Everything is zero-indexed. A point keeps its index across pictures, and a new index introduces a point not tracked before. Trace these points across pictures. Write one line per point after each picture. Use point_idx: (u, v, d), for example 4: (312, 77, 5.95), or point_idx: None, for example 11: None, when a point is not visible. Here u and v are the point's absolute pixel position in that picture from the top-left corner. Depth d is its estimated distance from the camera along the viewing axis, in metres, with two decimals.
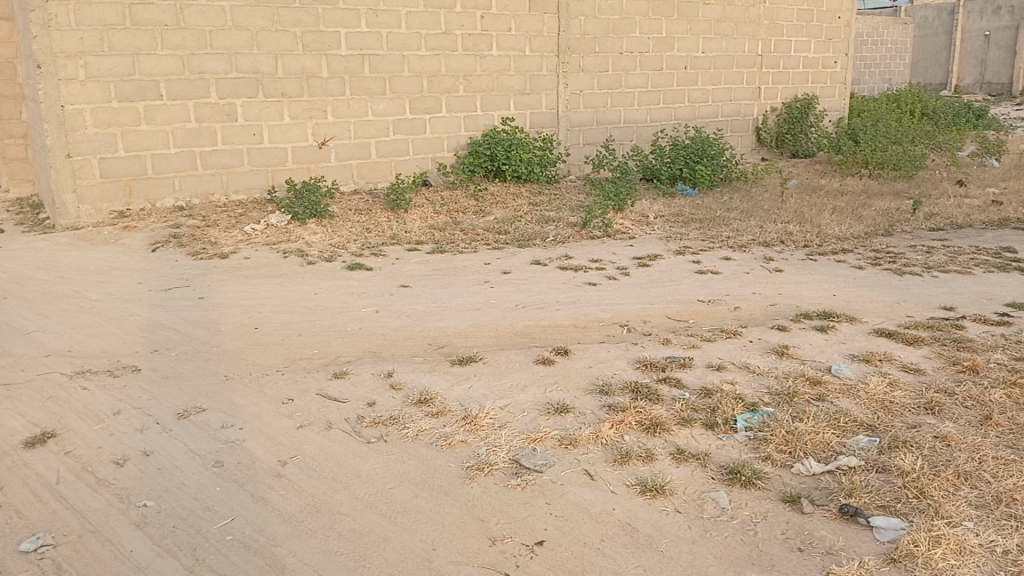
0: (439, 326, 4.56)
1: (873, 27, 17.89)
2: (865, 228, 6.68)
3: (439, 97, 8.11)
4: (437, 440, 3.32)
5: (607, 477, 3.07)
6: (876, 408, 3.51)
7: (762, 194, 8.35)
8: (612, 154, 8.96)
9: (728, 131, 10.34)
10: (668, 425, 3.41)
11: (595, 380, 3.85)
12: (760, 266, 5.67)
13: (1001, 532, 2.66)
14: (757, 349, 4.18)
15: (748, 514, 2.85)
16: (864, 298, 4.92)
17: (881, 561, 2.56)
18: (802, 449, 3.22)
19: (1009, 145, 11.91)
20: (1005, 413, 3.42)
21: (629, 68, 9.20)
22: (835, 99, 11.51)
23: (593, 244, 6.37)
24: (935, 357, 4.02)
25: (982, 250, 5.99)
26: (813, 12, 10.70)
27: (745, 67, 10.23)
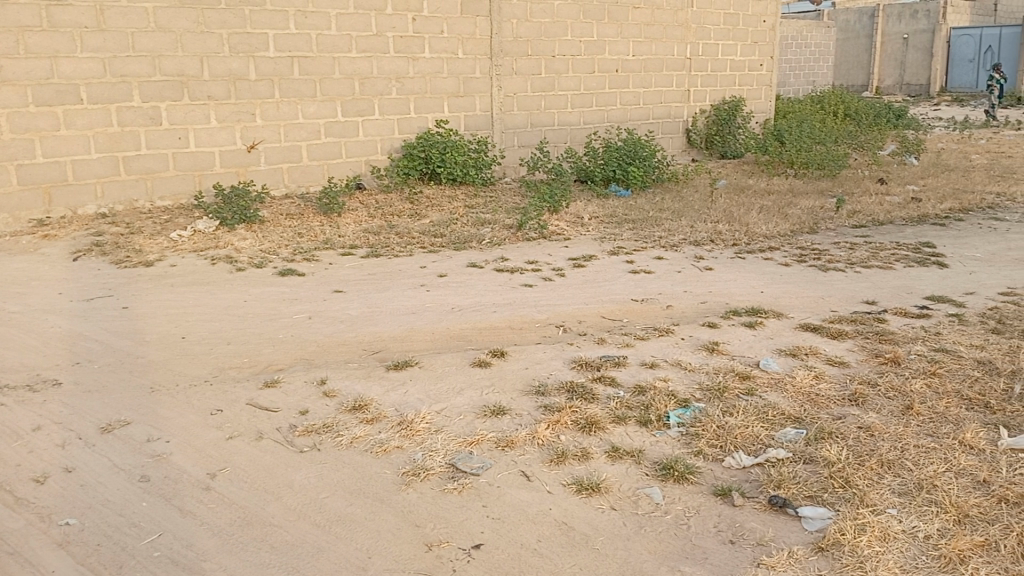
0: (373, 331, 4.51)
1: (798, 31, 18.43)
2: (791, 226, 6.87)
3: (371, 99, 8.02)
4: (372, 447, 3.28)
5: (543, 477, 3.07)
6: (803, 401, 3.61)
7: (693, 194, 8.52)
8: (547, 157, 9.00)
9: (659, 133, 10.51)
10: (603, 423, 3.44)
11: (531, 381, 3.85)
12: (691, 265, 5.77)
13: (923, 517, 2.75)
14: (689, 346, 4.24)
15: (681, 508, 2.88)
16: (791, 294, 5.05)
17: (809, 551, 2.62)
18: (732, 443, 3.28)
19: (927, 145, 12.42)
20: (925, 402, 3.55)
21: (562, 70, 9.27)
22: (762, 101, 11.81)
23: (529, 246, 6.39)
24: (858, 350, 4.15)
25: (902, 246, 6.22)
26: (739, 16, 10.96)
27: (675, 70, 10.41)
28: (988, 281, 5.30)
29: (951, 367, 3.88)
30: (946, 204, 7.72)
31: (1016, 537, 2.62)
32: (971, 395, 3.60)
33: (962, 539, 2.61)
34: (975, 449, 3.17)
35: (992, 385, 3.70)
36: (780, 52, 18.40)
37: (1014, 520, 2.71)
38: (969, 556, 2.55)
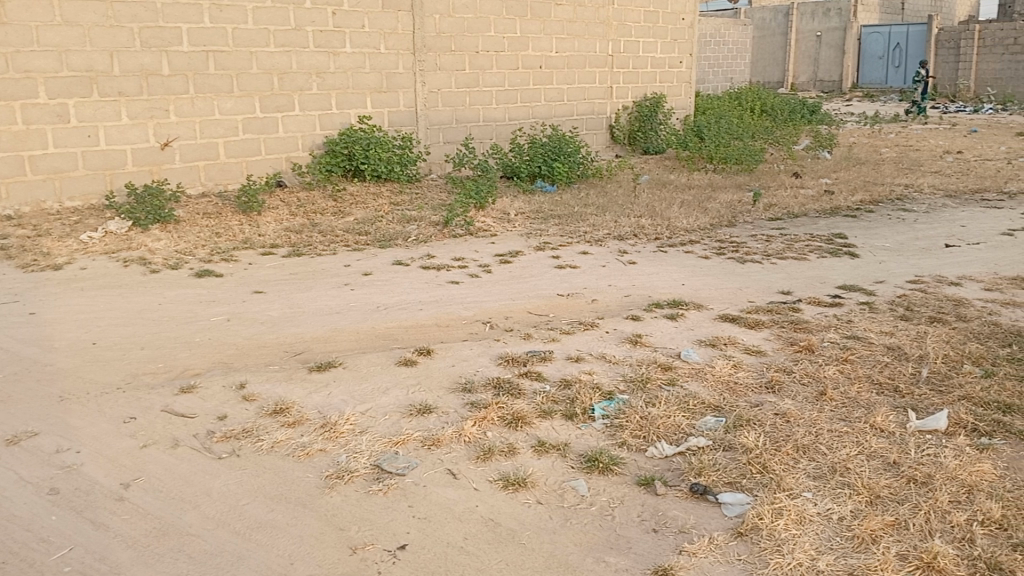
0: (295, 332, 4.41)
1: (716, 29, 18.90)
2: (711, 220, 7.03)
3: (291, 94, 7.84)
4: (294, 451, 3.21)
5: (469, 474, 3.06)
6: (722, 390, 3.70)
7: (616, 189, 8.63)
8: (473, 153, 9.02)
9: (584, 130, 10.61)
10: (529, 418, 3.45)
11: (457, 379, 3.83)
12: (615, 259, 5.84)
13: (837, 500, 2.85)
14: (613, 339, 4.29)
15: (606, 500, 2.91)
16: (711, 286, 5.17)
17: (729, 536, 2.68)
18: (655, 433, 3.33)
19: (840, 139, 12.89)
20: (837, 387, 3.68)
21: (486, 67, 9.25)
22: (683, 98, 12.04)
23: (454, 243, 6.36)
24: (774, 339, 4.28)
25: (816, 237, 6.44)
26: (659, 14, 11.15)
27: (598, 67, 10.52)
28: (896, 269, 5.53)
29: (862, 354, 4.03)
30: (857, 196, 8.03)
31: (923, 515, 2.74)
32: (881, 380, 3.74)
33: (874, 519, 2.71)
34: (885, 432, 3.30)
35: (901, 369, 3.86)
36: (700, 50, 18.82)
37: (921, 499, 2.83)
38: (880, 536, 2.65)
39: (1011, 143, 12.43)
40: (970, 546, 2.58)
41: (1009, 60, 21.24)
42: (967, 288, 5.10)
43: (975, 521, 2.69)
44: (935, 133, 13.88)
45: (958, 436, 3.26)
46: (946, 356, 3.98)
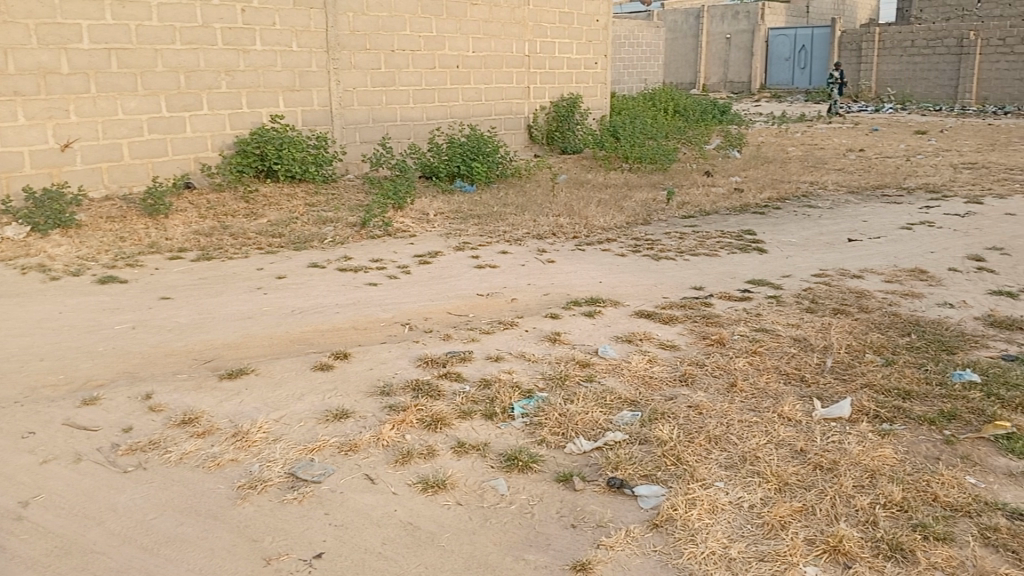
0: (205, 339, 4.28)
1: (630, 31, 19.25)
2: (627, 218, 7.16)
3: (199, 93, 7.61)
4: (204, 462, 3.11)
5: (387, 479, 3.03)
6: (638, 384, 3.77)
7: (535, 189, 8.70)
8: (390, 153, 8.97)
9: (502, 129, 10.64)
10: (448, 419, 3.43)
11: (375, 382, 3.79)
12: (534, 258, 5.88)
13: (747, 488, 2.94)
14: (532, 338, 4.32)
15: (526, 497, 2.93)
16: (627, 283, 5.27)
17: (645, 528, 2.74)
18: (573, 430, 3.38)
19: (749, 138, 13.34)
20: (747, 378, 3.81)
21: (402, 66, 9.18)
22: (599, 98, 12.20)
23: (372, 244, 6.29)
24: (688, 333, 4.39)
25: (727, 233, 6.64)
26: (574, 16, 11.28)
27: (515, 67, 10.58)
28: (803, 263, 5.75)
29: (771, 346, 4.18)
30: (765, 194, 8.31)
31: (829, 500, 2.85)
32: (789, 371, 3.89)
33: (783, 506, 2.81)
34: (793, 420, 3.42)
35: (807, 359, 4.02)
36: (614, 51, 19.14)
37: (827, 484, 2.95)
38: (789, 521, 2.74)
39: (909, 141, 13.07)
40: (873, 528, 2.70)
41: (906, 61, 22.34)
42: (869, 280, 5.34)
43: (877, 504, 2.82)
44: (838, 132, 14.50)
45: (861, 423, 3.40)
46: (850, 346, 4.15)
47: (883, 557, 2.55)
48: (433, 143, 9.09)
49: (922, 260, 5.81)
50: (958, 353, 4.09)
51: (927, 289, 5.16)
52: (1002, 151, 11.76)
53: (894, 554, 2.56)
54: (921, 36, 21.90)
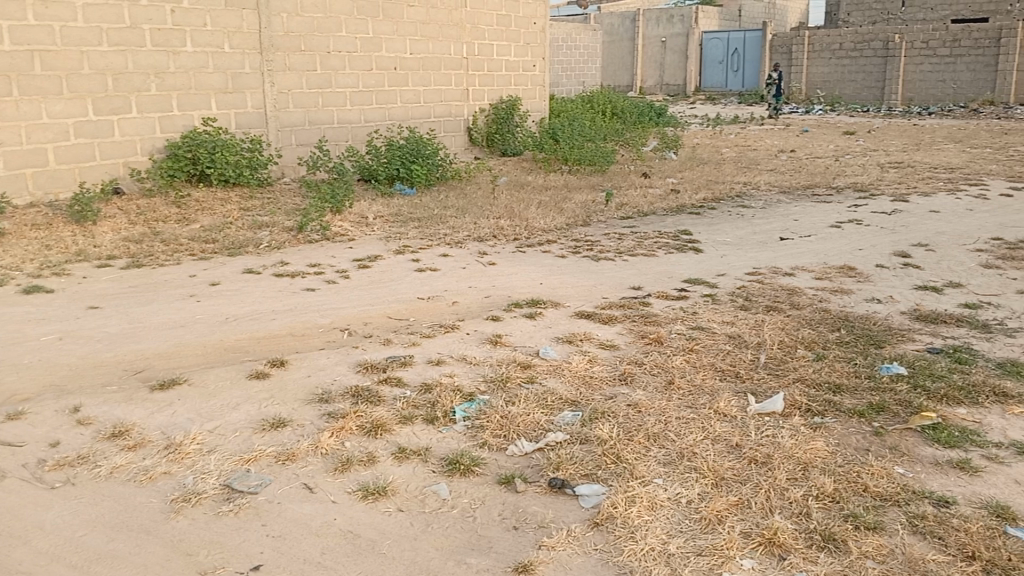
0: (136, 349, 4.16)
1: (567, 33, 19.41)
2: (567, 220, 7.22)
3: (127, 96, 7.39)
4: (136, 475, 3.02)
5: (326, 487, 2.99)
6: (578, 384, 3.80)
7: (475, 191, 8.70)
8: (327, 155, 8.76)
9: (441, 132, 10.60)
10: (389, 425, 3.41)
11: (314, 390, 3.74)
12: (474, 261, 5.88)
13: (685, 484, 3.00)
14: (473, 341, 4.32)
15: (467, 501, 2.93)
16: (567, 284, 5.31)
17: (586, 528, 2.76)
18: (515, 432, 3.38)
19: (685, 140, 13.59)
20: (684, 376, 3.87)
21: (338, 68, 9.07)
22: (538, 100, 12.23)
23: (310, 248, 6.20)
24: (627, 333, 4.44)
25: (664, 234, 6.75)
26: (511, 18, 11.31)
27: (453, 69, 10.56)
28: (737, 262, 5.88)
29: (707, 344, 4.26)
30: (700, 194, 8.48)
31: (763, 494, 2.92)
32: (724, 367, 3.97)
33: (719, 501, 2.87)
34: (728, 416, 3.50)
35: (742, 356, 4.11)
36: (552, 54, 19.27)
37: (762, 478, 3.02)
38: (726, 515, 2.80)
39: (838, 142, 13.50)
40: (806, 519, 2.78)
41: (835, 63, 23.05)
42: (801, 278, 5.49)
43: (809, 496, 2.90)
44: (771, 134, 14.88)
45: (793, 417, 3.49)
46: (782, 342, 4.26)
47: (817, 548, 2.63)
48: (371, 145, 9.01)
49: (851, 257, 6.00)
50: (886, 347, 4.23)
51: (856, 285, 5.33)
52: (925, 150, 12.22)
53: (826, 545, 2.64)
54: (848, 38, 22.63)
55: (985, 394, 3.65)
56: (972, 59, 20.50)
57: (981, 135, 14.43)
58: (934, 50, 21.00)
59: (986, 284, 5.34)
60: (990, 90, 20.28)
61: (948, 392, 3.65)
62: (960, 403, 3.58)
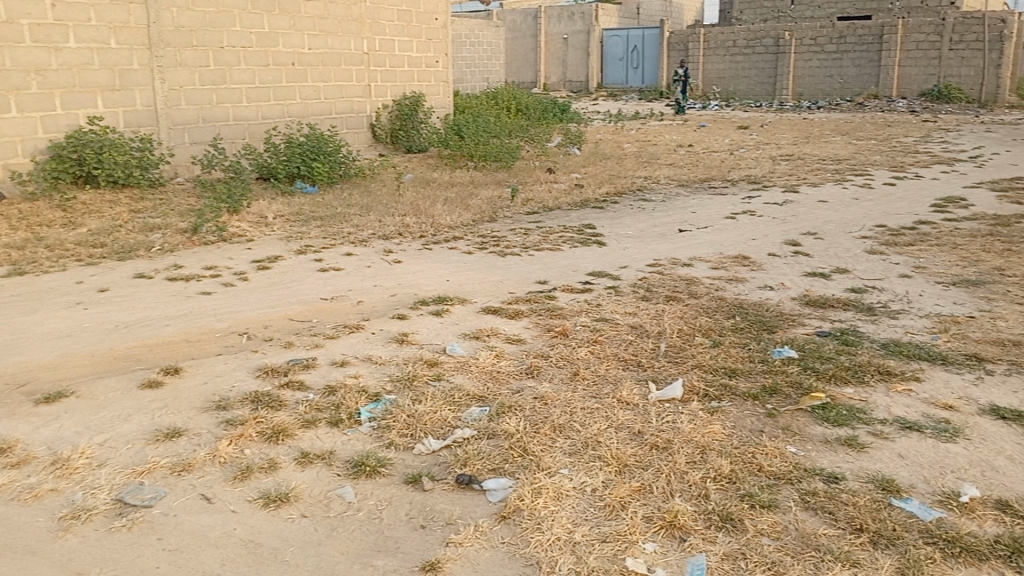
0: (18, 361, 3.91)
1: (470, 29, 19.40)
2: (472, 216, 7.21)
3: (5, 95, 6.96)
4: (19, 494, 2.84)
5: (226, 497, 2.89)
6: (485, 379, 3.80)
7: (378, 188, 8.60)
8: (222, 153, 8.60)
9: (343, 128, 10.41)
10: (291, 430, 3.32)
11: (212, 397, 3.60)
12: (379, 259, 5.80)
13: (589, 472, 3.04)
14: (378, 340, 4.26)
15: (374, 503, 2.88)
16: (474, 280, 5.30)
17: (493, 522, 2.76)
18: (421, 430, 3.35)
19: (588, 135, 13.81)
20: (589, 367, 3.93)
21: (233, 63, 8.77)
22: (441, 97, 12.10)
23: (207, 251, 5.99)
24: (533, 326, 4.47)
25: (569, 228, 6.83)
26: (413, 14, 11.17)
27: (353, 65, 10.38)
28: (640, 255, 6.01)
29: (610, 334, 4.33)
30: (603, 189, 8.63)
31: (664, 478, 2.99)
32: (627, 357, 4.04)
33: (622, 487, 2.92)
34: (632, 404, 3.56)
35: (644, 345, 4.20)
36: (455, 51, 19.21)
37: (663, 462, 3.09)
38: (629, 501, 2.85)
39: (734, 136, 14.01)
40: (705, 501, 2.86)
41: (730, 60, 23.88)
42: (699, 268, 5.66)
43: (708, 478, 2.98)
44: (670, 129, 15.30)
45: (692, 402, 3.59)
46: (682, 331, 4.38)
47: (715, 528, 2.70)
48: (270, 142, 8.86)
49: (746, 247, 6.22)
50: (778, 331, 4.40)
51: (750, 273, 5.52)
52: (814, 143, 12.80)
53: (724, 525, 2.72)
54: (741, 36, 23.48)
55: (870, 373, 3.85)
56: (857, 55, 21.60)
57: (865, 127, 15.22)
58: (822, 47, 22.03)
59: (871, 269, 5.62)
60: (874, 84, 21.46)
61: (836, 373, 3.83)
62: (848, 383, 3.77)
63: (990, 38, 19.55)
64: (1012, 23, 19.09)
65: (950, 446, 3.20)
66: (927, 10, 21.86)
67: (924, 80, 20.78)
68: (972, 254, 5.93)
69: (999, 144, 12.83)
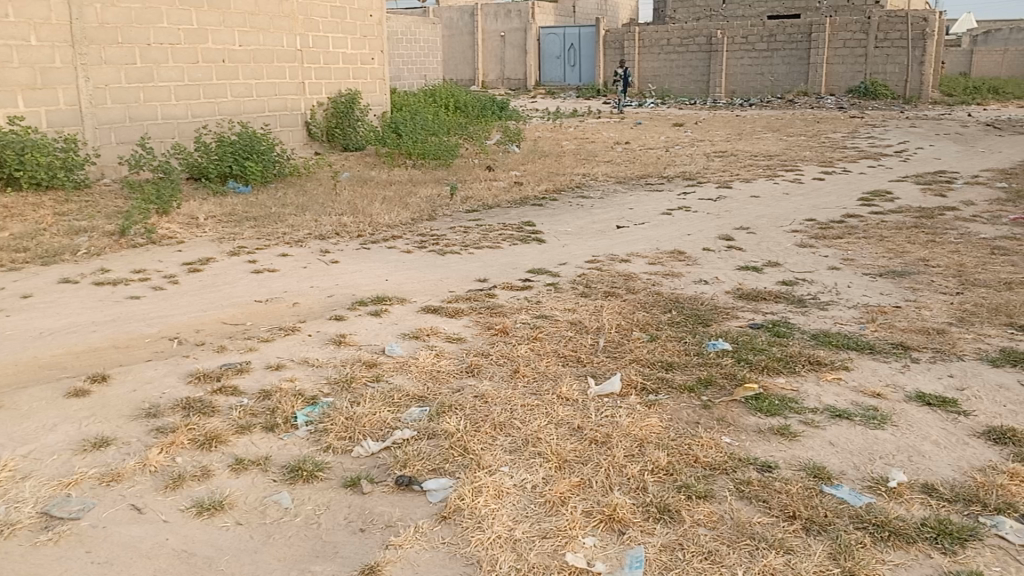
0: None
1: (406, 26, 19.26)
2: (411, 215, 7.16)
3: None
4: None
5: (157, 507, 2.80)
6: (425, 379, 3.78)
7: (314, 187, 8.49)
8: (151, 154, 8.29)
9: (276, 126, 10.22)
10: (225, 437, 3.24)
11: (142, 404, 3.50)
12: (316, 260, 5.71)
13: (529, 469, 3.04)
14: (315, 342, 4.19)
15: (311, 508, 2.83)
16: (413, 280, 5.26)
17: (433, 522, 2.74)
18: (360, 433, 3.31)
19: (526, 133, 13.86)
20: (529, 364, 3.94)
21: (160, 60, 8.53)
22: (378, 94, 11.97)
23: (135, 254, 5.81)
24: (473, 325, 4.46)
25: (509, 226, 6.84)
26: (347, 10, 11.00)
27: (287, 62, 10.18)
28: (578, 251, 6.05)
29: (550, 331, 4.35)
30: (542, 186, 8.67)
31: (604, 472, 3.01)
32: (566, 353, 4.06)
33: (562, 483, 2.93)
34: (571, 400, 3.58)
35: (583, 341, 4.22)
36: (392, 47, 19.06)
37: (602, 457, 3.11)
38: (569, 497, 2.87)
39: (669, 133, 14.24)
40: (644, 494, 2.89)
41: (664, 58, 24.20)
42: (636, 263, 5.72)
43: (646, 471, 3.02)
44: (607, 126, 15.47)
45: (630, 396, 3.63)
46: (620, 326, 4.42)
47: (654, 520, 2.74)
48: (201, 141, 8.66)
49: (682, 242, 6.32)
50: (713, 324, 4.48)
51: (685, 268, 5.61)
52: (747, 139, 13.09)
53: (662, 517, 2.75)
54: (675, 34, 23.81)
55: (801, 363, 3.95)
56: (787, 53, 22.18)
57: (795, 124, 15.64)
58: (753, 45, 22.55)
59: (801, 262, 5.77)
60: (804, 81, 22.05)
61: (769, 364, 3.92)
62: (780, 373, 3.86)
63: (913, 36, 20.33)
64: (933, 22, 19.87)
65: (878, 432, 3.30)
66: (853, 9, 22.54)
67: (852, 77, 21.46)
68: (897, 245, 6.14)
69: (920, 139, 13.33)
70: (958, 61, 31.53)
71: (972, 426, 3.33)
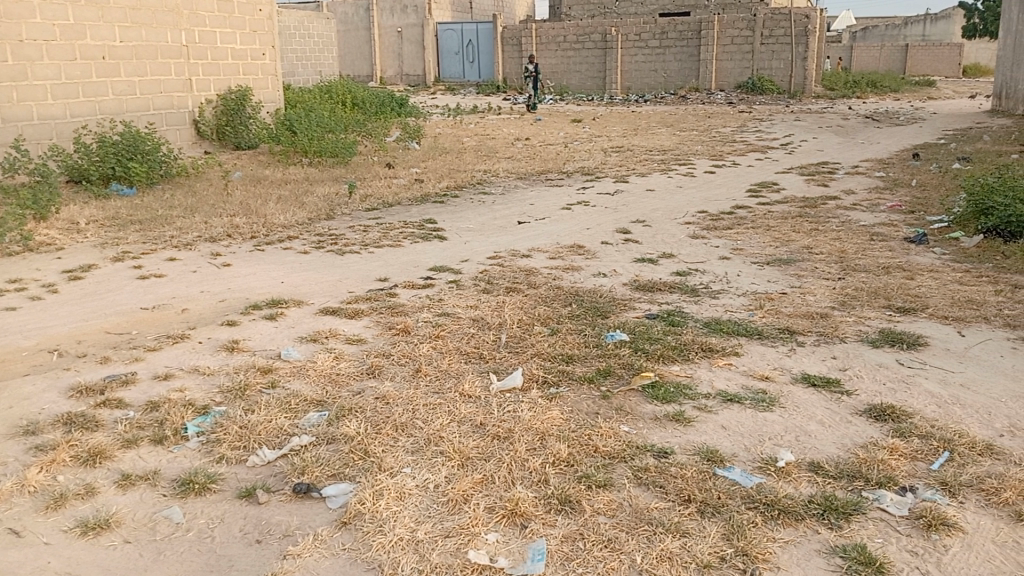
0: None
1: (299, 21, 18.81)
2: (308, 214, 7.01)
3: None
4: None
5: (36, 529, 2.65)
6: (323, 383, 3.71)
7: (204, 188, 8.22)
8: (26, 155, 7.74)
9: (162, 125, 9.81)
10: (111, 452, 3.09)
11: (19, 421, 3.30)
12: (208, 263, 5.52)
13: (432, 469, 3.03)
14: (207, 349, 4.05)
15: (204, 521, 2.73)
16: (311, 281, 5.15)
17: (333, 529, 2.69)
18: (255, 441, 3.21)
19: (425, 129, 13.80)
20: (430, 363, 3.92)
21: (34, 57, 8.05)
22: (271, 90, 11.64)
23: (10, 262, 5.47)
24: (374, 325, 4.41)
25: (410, 223, 6.79)
26: (234, 4, 10.63)
27: (172, 58, 9.78)
28: (479, 248, 6.07)
29: (451, 329, 4.34)
30: (442, 183, 8.65)
31: (506, 468, 3.03)
32: (468, 350, 4.07)
33: (464, 480, 2.93)
34: (473, 397, 3.59)
35: (484, 338, 4.24)
36: (284, 43, 18.62)
37: (504, 452, 3.14)
38: (471, 494, 2.87)
39: (567, 128, 14.46)
40: (545, 486, 2.92)
41: (561, 55, 24.48)
42: (537, 258, 5.78)
43: (547, 463, 3.05)
44: (506, 122, 15.57)
45: (532, 390, 3.66)
46: (521, 321, 4.46)
47: (555, 511, 2.77)
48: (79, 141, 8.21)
49: (581, 236, 6.43)
50: (611, 316, 4.57)
51: (585, 261, 5.71)
52: (641, 134, 13.43)
53: (563, 508, 2.79)
54: (571, 32, 24.14)
55: (694, 351, 4.08)
56: (679, 50, 22.86)
57: (688, 118, 16.16)
58: (646, 42, 23.14)
59: (694, 252, 5.96)
60: (695, 77, 22.78)
61: (664, 352, 4.03)
62: (675, 361, 3.97)
63: (796, 33, 21.30)
64: (813, 18, 20.83)
65: (767, 414, 3.45)
66: (739, 7, 23.37)
67: (740, 72, 22.27)
68: (784, 234, 6.43)
69: (804, 132, 13.99)
70: (838, 54, 33.24)
71: (854, 405, 3.52)
